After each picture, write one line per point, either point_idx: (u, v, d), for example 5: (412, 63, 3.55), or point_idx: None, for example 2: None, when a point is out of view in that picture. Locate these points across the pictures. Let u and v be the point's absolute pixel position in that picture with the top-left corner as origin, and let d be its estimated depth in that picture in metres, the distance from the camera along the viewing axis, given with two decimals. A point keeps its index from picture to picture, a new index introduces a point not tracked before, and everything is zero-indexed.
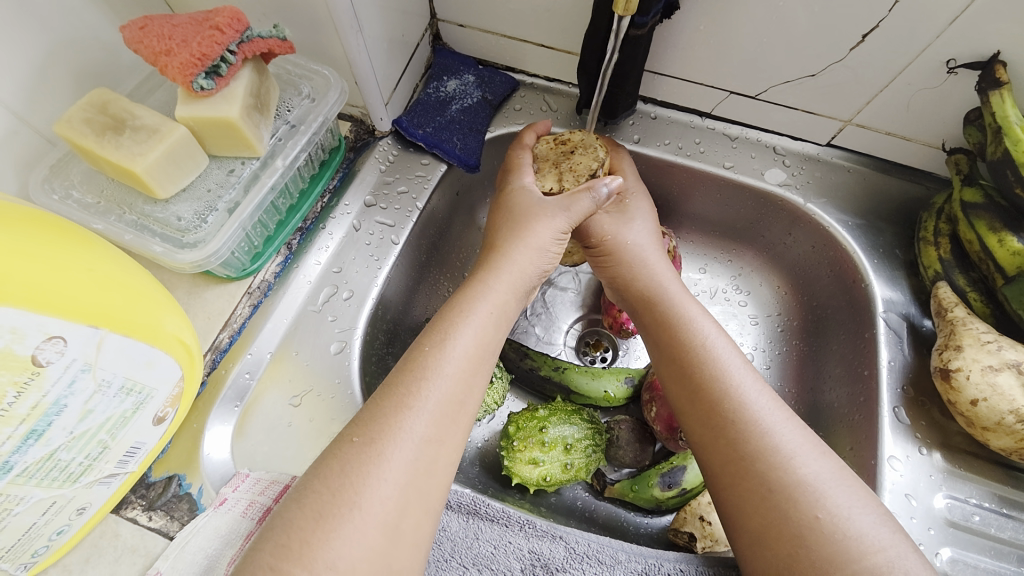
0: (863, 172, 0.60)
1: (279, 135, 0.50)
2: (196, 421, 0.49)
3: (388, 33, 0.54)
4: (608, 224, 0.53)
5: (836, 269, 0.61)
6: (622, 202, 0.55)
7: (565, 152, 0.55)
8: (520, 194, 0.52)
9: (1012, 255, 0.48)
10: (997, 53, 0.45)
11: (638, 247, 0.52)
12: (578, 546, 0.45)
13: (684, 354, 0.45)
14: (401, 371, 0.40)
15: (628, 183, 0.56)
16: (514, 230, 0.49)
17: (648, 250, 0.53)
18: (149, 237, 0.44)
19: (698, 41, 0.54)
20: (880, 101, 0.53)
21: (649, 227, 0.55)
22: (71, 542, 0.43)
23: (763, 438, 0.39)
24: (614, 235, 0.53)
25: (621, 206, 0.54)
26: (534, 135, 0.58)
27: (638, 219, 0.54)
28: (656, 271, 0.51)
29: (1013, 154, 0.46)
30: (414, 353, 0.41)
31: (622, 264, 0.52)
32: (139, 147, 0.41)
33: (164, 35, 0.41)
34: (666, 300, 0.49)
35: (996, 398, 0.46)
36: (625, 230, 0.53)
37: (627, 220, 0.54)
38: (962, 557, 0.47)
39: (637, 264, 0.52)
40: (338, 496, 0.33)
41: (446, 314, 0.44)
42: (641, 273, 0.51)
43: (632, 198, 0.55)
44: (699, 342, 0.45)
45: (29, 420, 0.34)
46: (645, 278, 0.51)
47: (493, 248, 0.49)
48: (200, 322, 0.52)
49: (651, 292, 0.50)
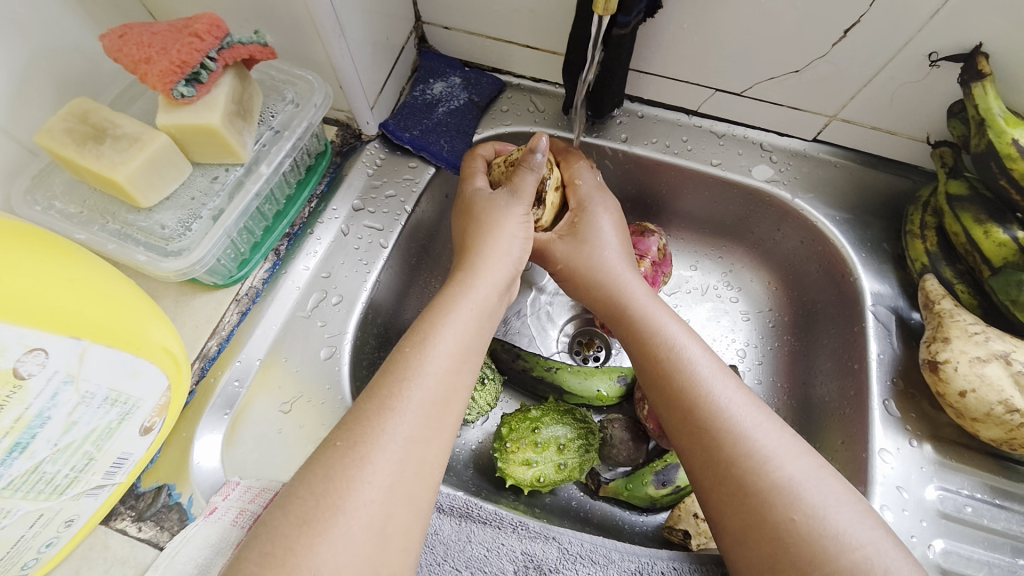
0: (850, 167, 0.61)
1: (264, 141, 0.49)
2: (185, 430, 0.49)
3: (372, 37, 0.54)
4: (561, 250, 0.53)
5: (824, 264, 0.61)
6: (575, 222, 0.53)
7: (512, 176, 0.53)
8: (481, 205, 0.51)
9: (997, 246, 0.49)
10: (979, 45, 0.45)
11: (601, 262, 0.52)
12: (571, 546, 0.45)
13: (655, 366, 0.45)
14: (384, 371, 0.40)
15: (579, 195, 0.54)
16: (491, 229, 0.49)
17: (610, 263, 0.52)
18: (133, 246, 0.44)
19: (682, 39, 0.54)
20: (863, 96, 0.53)
21: (612, 237, 0.53)
22: (60, 554, 0.43)
23: (736, 444, 0.39)
24: (567, 260, 0.53)
25: (574, 228, 0.53)
26: (491, 149, 0.57)
27: (593, 235, 0.53)
28: (618, 285, 0.51)
29: (996, 146, 0.47)
30: (393, 356, 0.41)
31: (585, 284, 0.52)
32: (120, 155, 0.41)
33: (144, 43, 0.41)
34: (635, 313, 0.49)
35: (984, 389, 0.46)
36: (581, 253, 0.52)
37: (580, 242, 0.52)
38: (954, 548, 0.47)
39: (597, 283, 0.52)
40: (323, 503, 0.33)
41: (427, 313, 0.44)
42: (603, 289, 0.51)
43: (586, 212, 0.53)
44: (668, 353, 0.45)
45: (12, 433, 0.34)
46: (611, 291, 0.51)
47: (469, 247, 0.49)
48: (188, 330, 0.52)
49: (621, 304, 0.50)
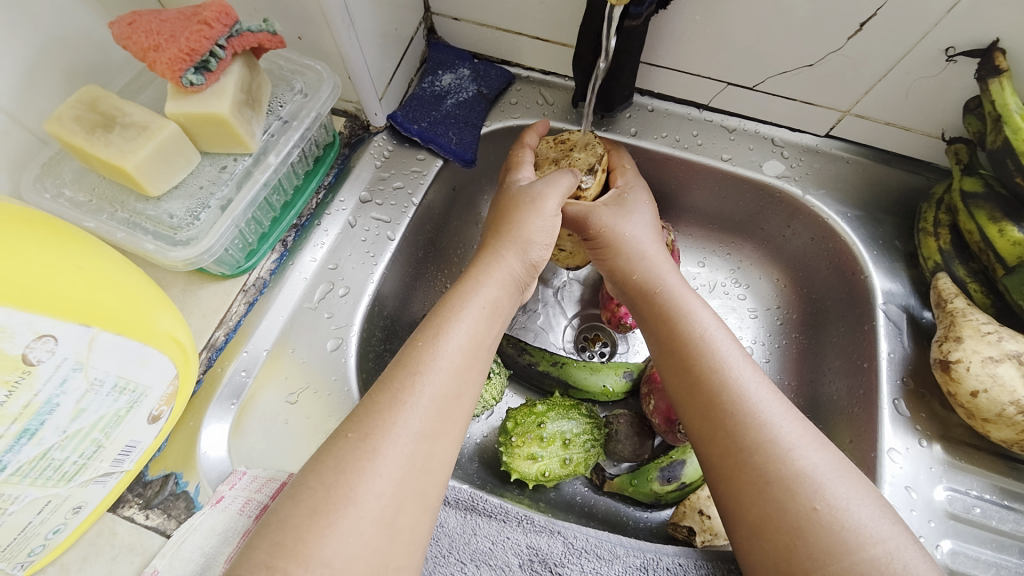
0: (863, 163, 0.60)
1: (272, 131, 0.49)
2: (192, 420, 0.49)
3: (381, 27, 0.53)
4: (605, 216, 0.53)
5: (835, 261, 0.60)
6: (621, 196, 0.54)
7: (564, 151, 0.55)
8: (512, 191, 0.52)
9: (1012, 245, 0.48)
10: (997, 40, 0.44)
11: (639, 240, 0.52)
12: (576, 541, 0.45)
13: (684, 345, 0.45)
14: (396, 365, 0.40)
15: (627, 178, 0.56)
16: (509, 227, 0.49)
17: (647, 243, 0.52)
18: (141, 235, 0.44)
19: (695, 31, 0.53)
20: (878, 91, 0.53)
21: (649, 221, 0.54)
22: (68, 540, 0.43)
23: (761, 430, 0.39)
24: (612, 227, 0.52)
25: (620, 199, 0.54)
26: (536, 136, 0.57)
27: (637, 211, 0.54)
28: (653, 264, 0.51)
29: (1012, 143, 0.46)
30: (407, 350, 0.41)
31: (622, 256, 0.52)
32: (130, 144, 0.41)
33: (153, 30, 0.40)
34: (665, 292, 0.49)
35: (996, 389, 0.45)
36: (624, 224, 0.53)
37: (626, 213, 0.53)
38: (963, 549, 0.46)
39: (636, 257, 0.52)
40: (333, 494, 0.33)
41: (439, 310, 0.44)
42: (638, 265, 0.51)
43: (631, 192, 0.55)
44: (701, 333, 0.45)
45: (21, 419, 0.34)
46: (646, 270, 0.51)
47: (488, 248, 0.49)
48: (195, 320, 0.52)
49: (650, 284, 0.50)
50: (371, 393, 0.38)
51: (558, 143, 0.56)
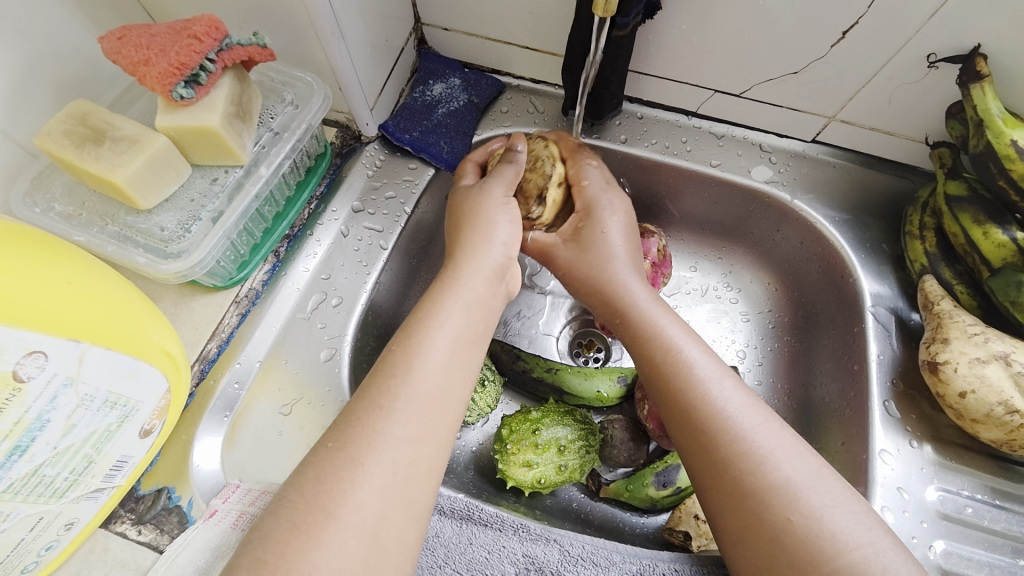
0: (849, 167, 0.61)
1: (263, 142, 0.49)
2: (185, 433, 0.49)
3: (372, 38, 0.53)
4: (562, 255, 0.53)
5: (824, 265, 0.61)
6: (580, 229, 0.53)
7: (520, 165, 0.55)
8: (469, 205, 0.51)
9: (997, 247, 0.49)
10: (978, 46, 0.45)
11: (601, 270, 0.51)
12: (572, 548, 0.45)
13: (653, 374, 0.45)
14: (373, 374, 0.40)
15: (585, 197, 0.53)
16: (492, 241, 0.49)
17: (608, 272, 0.51)
18: (132, 248, 0.44)
19: (681, 41, 0.54)
20: (861, 98, 0.54)
21: (617, 244, 0.52)
22: (61, 556, 0.43)
23: (735, 443, 0.39)
24: (567, 268, 0.53)
25: (578, 235, 0.53)
26: (483, 153, 0.58)
27: (596, 243, 0.52)
28: (619, 286, 0.50)
29: (994, 147, 0.47)
30: (381, 355, 0.40)
31: (585, 285, 0.52)
32: (120, 158, 0.41)
33: (142, 45, 0.40)
34: (632, 314, 0.48)
35: (984, 390, 0.46)
36: (584, 260, 0.52)
37: (584, 252, 0.52)
38: (955, 549, 0.47)
39: (597, 285, 0.51)
40: (313, 507, 0.33)
41: (414, 313, 0.44)
42: (598, 298, 0.51)
43: (590, 219, 0.52)
44: (665, 355, 0.45)
45: (12, 436, 0.33)
46: (607, 302, 0.50)
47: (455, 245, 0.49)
48: (188, 332, 0.51)
49: (617, 309, 0.49)
50: (348, 401, 0.38)
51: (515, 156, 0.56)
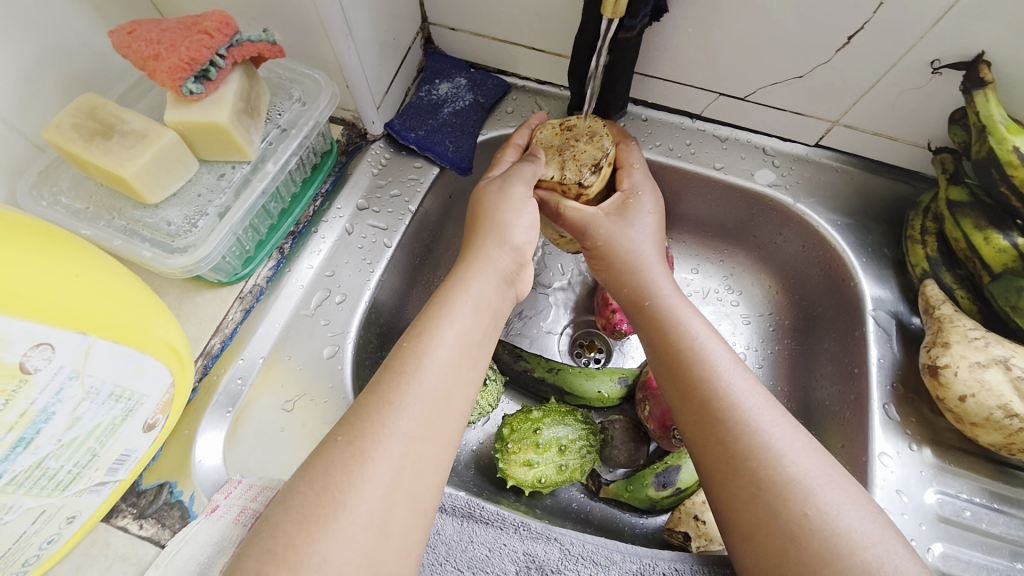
0: (851, 172, 0.61)
1: (270, 139, 0.50)
2: (187, 428, 0.49)
3: (379, 36, 0.54)
4: (604, 227, 0.52)
5: (826, 268, 0.61)
6: (625, 204, 0.53)
7: (569, 139, 0.55)
8: (488, 202, 0.50)
9: (998, 252, 0.49)
10: (981, 53, 0.46)
11: (638, 252, 0.51)
12: (573, 547, 0.45)
13: (684, 356, 0.45)
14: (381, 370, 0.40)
15: (633, 179, 0.54)
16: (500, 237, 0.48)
17: (644, 255, 0.51)
18: (138, 243, 0.44)
19: (686, 43, 0.54)
20: (865, 102, 0.54)
21: (651, 232, 0.53)
22: (61, 550, 0.43)
23: (754, 436, 0.39)
24: (608, 239, 0.52)
25: (623, 208, 0.53)
26: (526, 133, 0.58)
27: (638, 221, 0.52)
28: (646, 275, 0.50)
29: (997, 153, 0.47)
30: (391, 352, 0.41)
31: (614, 268, 0.52)
32: (128, 151, 0.41)
33: (153, 39, 0.41)
34: (657, 302, 0.49)
35: (984, 394, 0.46)
36: (622, 235, 0.52)
37: (626, 224, 0.52)
38: (953, 552, 0.47)
39: (627, 270, 0.51)
40: (323, 499, 0.33)
41: (422, 312, 0.44)
42: (630, 278, 0.51)
43: (636, 197, 0.54)
44: (691, 343, 0.45)
45: (17, 428, 0.33)
46: (639, 283, 0.50)
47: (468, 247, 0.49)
48: (192, 327, 0.52)
49: (644, 295, 0.50)
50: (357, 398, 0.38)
51: (564, 130, 0.55)
